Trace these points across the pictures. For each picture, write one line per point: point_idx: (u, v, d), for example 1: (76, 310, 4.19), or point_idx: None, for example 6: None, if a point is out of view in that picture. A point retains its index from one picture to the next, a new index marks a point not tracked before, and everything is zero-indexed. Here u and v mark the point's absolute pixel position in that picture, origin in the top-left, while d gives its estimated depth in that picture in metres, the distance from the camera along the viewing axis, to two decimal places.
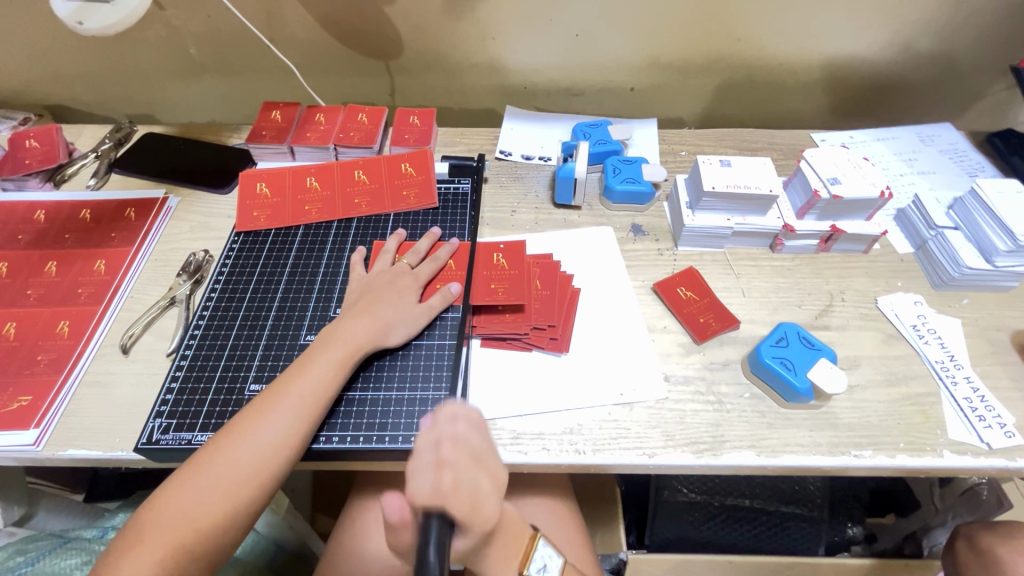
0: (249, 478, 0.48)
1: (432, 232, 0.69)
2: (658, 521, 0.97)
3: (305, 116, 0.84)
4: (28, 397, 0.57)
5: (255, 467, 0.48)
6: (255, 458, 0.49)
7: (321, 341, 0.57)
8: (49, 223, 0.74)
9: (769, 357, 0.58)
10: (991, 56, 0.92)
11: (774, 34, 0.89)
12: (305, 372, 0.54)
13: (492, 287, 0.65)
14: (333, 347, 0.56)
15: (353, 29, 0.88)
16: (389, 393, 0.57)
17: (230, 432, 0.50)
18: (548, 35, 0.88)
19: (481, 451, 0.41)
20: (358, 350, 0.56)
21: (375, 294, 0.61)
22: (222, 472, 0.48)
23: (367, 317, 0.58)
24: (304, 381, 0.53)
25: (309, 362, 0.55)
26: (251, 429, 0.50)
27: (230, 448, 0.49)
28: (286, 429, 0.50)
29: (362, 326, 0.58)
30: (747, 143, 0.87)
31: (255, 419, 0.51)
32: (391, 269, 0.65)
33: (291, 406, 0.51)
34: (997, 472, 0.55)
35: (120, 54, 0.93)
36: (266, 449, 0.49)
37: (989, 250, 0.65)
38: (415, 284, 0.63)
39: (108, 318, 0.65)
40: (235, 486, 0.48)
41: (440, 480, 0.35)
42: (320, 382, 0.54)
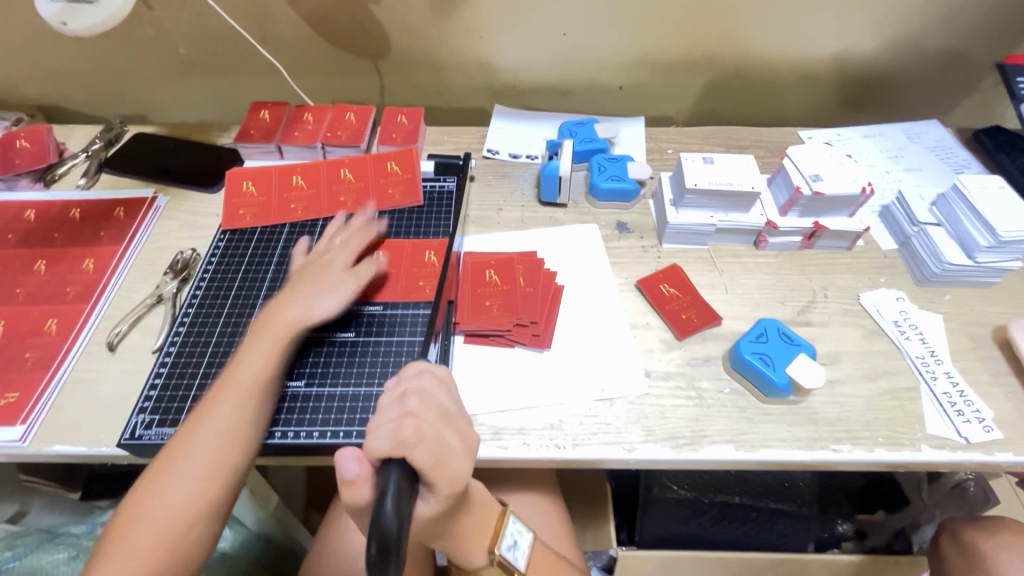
0: (212, 472, 0.49)
1: (361, 215, 0.70)
2: (648, 519, 0.98)
3: (293, 116, 0.84)
4: (16, 393, 0.58)
5: (215, 461, 0.49)
6: (211, 452, 0.49)
7: (251, 331, 0.57)
8: (39, 222, 0.74)
9: (749, 352, 0.59)
10: (977, 52, 0.93)
11: (760, 32, 0.89)
12: (241, 361, 0.55)
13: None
14: (262, 332, 0.57)
15: (341, 29, 0.89)
16: (354, 387, 0.58)
17: (204, 424, 0.51)
18: (535, 33, 0.89)
19: (451, 407, 0.38)
20: (287, 331, 0.57)
21: (301, 278, 0.62)
22: (185, 468, 0.48)
23: (293, 299, 0.59)
24: (243, 369, 0.54)
25: (243, 350, 0.55)
26: (203, 424, 0.51)
27: (188, 444, 0.50)
28: (234, 417, 0.51)
29: (286, 307, 0.58)
30: (733, 141, 0.88)
31: (206, 414, 0.51)
32: (319, 252, 0.65)
33: (236, 395, 0.52)
34: (976, 466, 0.55)
35: (110, 54, 0.94)
36: (222, 441, 0.50)
37: (971, 245, 0.65)
38: (342, 261, 0.64)
39: (96, 315, 0.66)
40: (201, 481, 0.48)
41: (400, 433, 0.33)
42: (257, 367, 0.54)
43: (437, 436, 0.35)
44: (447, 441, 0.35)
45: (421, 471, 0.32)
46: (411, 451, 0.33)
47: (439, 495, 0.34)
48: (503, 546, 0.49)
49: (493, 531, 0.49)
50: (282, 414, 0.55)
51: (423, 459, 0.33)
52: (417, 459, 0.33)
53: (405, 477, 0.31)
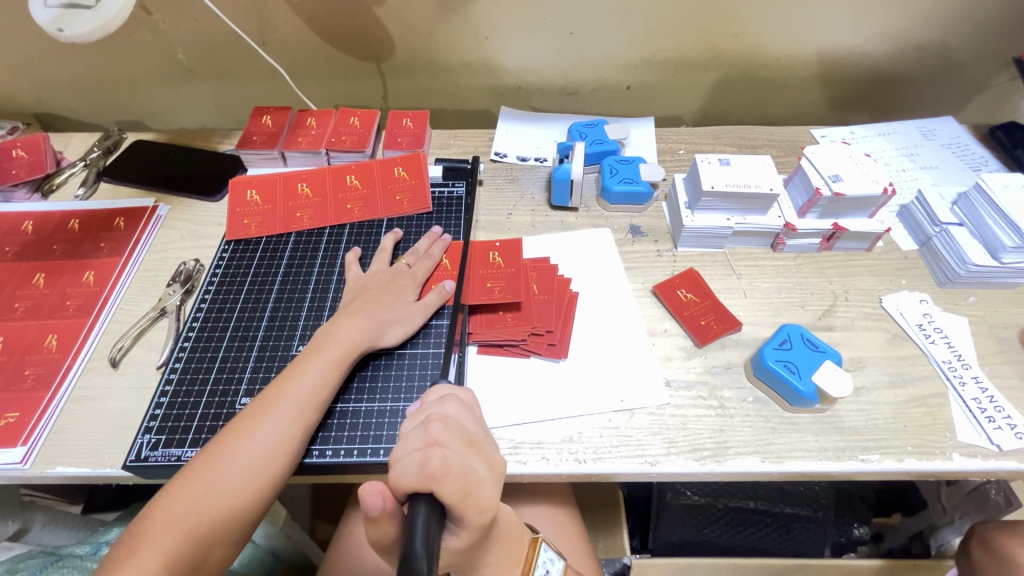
0: (246, 487, 0.47)
1: (431, 233, 0.68)
2: (662, 525, 0.96)
3: (296, 121, 0.82)
4: (15, 413, 0.56)
5: (251, 475, 0.47)
6: (252, 466, 0.47)
7: (315, 342, 0.55)
8: (37, 234, 0.72)
9: (772, 360, 0.57)
10: (992, 47, 0.91)
11: (772, 29, 0.88)
12: (300, 374, 0.53)
13: (488, 286, 0.63)
14: (324, 349, 0.54)
15: (344, 31, 0.87)
16: (384, 404, 0.56)
17: (225, 440, 0.49)
18: (542, 33, 0.87)
19: (477, 434, 0.36)
20: (352, 350, 0.55)
21: (370, 294, 0.60)
22: (218, 479, 0.46)
23: (361, 317, 0.57)
24: (299, 383, 0.52)
25: (301, 364, 0.53)
26: (247, 434, 0.49)
27: (227, 453, 0.48)
28: (281, 433, 0.49)
29: (356, 326, 0.56)
30: (745, 140, 0.86)
31: (251, 424, 0.49)
32: (389, 269, 0.64)
33: (287, 409, 0.50)
34: (1008, 475, 0.54)
35: (107, 60, 0.92)
36: (263, 456, 0.48)
37: (996, 246, 0.64)
38: (413, 283, 0.62)
39: (98, 330, 0.64)
40: (233, 495, 0.46)
41: (426, 464, 0.31)
42: (313, 384, 0.52)
43: (465, 466, 0.33)
44: (474, 469, 0.34)
45: (450, 504, 0.31)
46: (438, 483, 0.31)
47: (469, 527, 0.32)
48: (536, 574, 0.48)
49: (525, 559, 0.47)
50: (320, 433, 0.54)
51: (451, 491, 0.31)
52: (444, 492, 0.31)
53: (431, 510, 0.30)
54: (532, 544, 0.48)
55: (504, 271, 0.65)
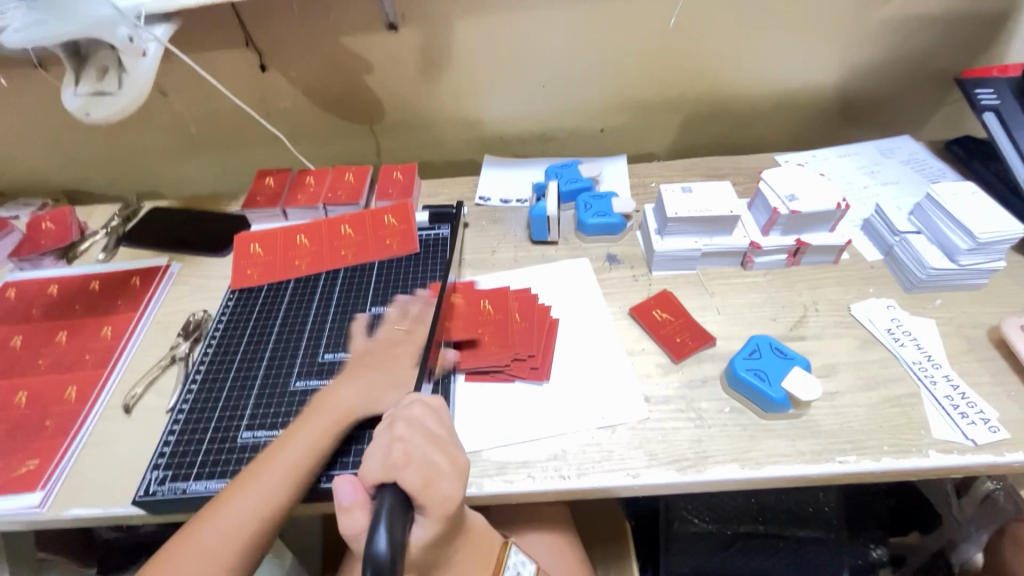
0: (230, 555, 0.48)
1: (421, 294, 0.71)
2: (671, 555, 0.94)
3: (296, 180, 0.90)
4: (35, 460, 0.60)
5: (233, 543, 0.49)
6: (236, 533, 0.49)
7: (314, 407, 0.58)
8: (61, 296, 0.79)
9: (743, 369, 0.59)
10: (937, 70, 0.98)
11: (728, 68, 0.95)
12: (289, 442, 0.55)
13: (477, 332, 0.67)
14: (320, 414, 0.57)
15: (338, 99, 0.97)
16: None
17: (221, 501, 0.51)
18: (517, 88, 0.96)
19: (442, 430, 0.40)
20: (349, 415, 0.57)
21: (371, 362, 0.62)
22: (202, 549, 0.48)
23: (359, 384, 0.60)
24: (286, 452, 0.54)
25: (291, 431, 0.56)
26: (231, 503, 0.50)
27: (212, 520, 0.49)
28: (266, 500, 0.51)
29: (352, 392, 0.59)
30: (713, 170, 0.92)
31: (236, 493, 0.51)
32: (394, 333, 0.66)
33: (274, 477, 0.52)
34: (988, 469, 0.54)
35: (128, 139, 1.02)
36: (244, 525, 0.50)
37: (952, 250, 0.67)
38: (417, 346, 0.64)
39: (114, 380, 0.68)
40: (218, 565, 0.48)
41: (389, 456, 0.35)
42: (302, 451, 0.54)
43: (427, 457, 0.37)
44: (437, 462, 0.37)
45: (412, 492, 0.34)
46: (400, 472, 0.35)
47: (433, 517, 0.36)
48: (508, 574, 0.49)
49: (495, 561, 0.49)
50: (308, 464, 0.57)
51: (413, 481, 0.34)
52: (407, 483, 0.34)
53: (395, 497, 0.33)
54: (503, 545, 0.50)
55: (493, 317, 0.69)
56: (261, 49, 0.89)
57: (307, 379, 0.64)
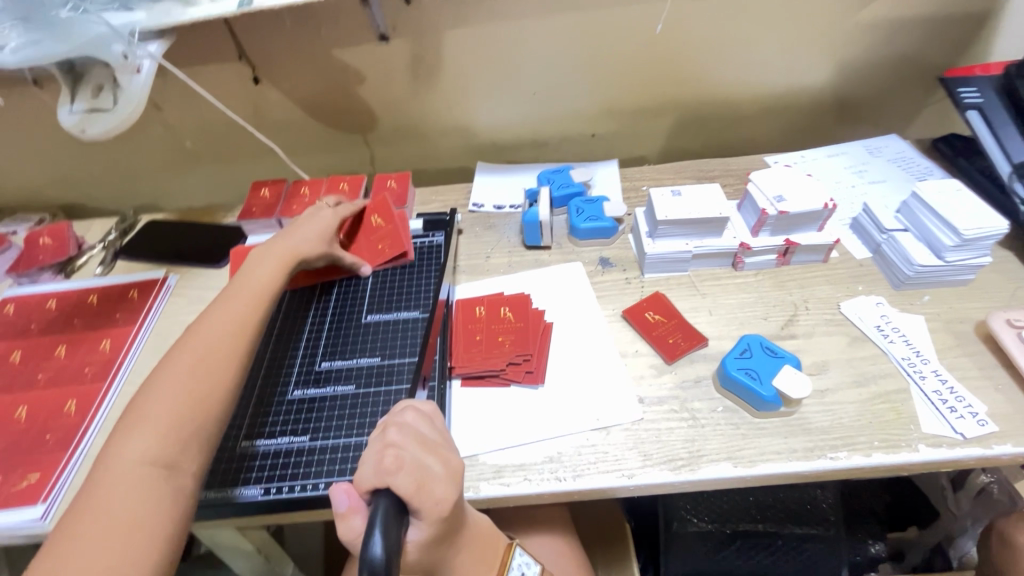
0: (217, 355, 0.55)
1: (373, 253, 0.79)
2: (671, 554, 0.94)
3: (291, 191, 0.91)
4: (36, 474, 0.61)
5: (220, 341, 0.56)
6: (217, 341, 0.56)
7: (261, 252, 0.68)
8: (59, 310, 0.79)
9: (734, 369, 0.60)
10: (922, 69, 0.99)
11: (716, 71, 0.96)
12: (247, 279, 0.64)
13: (499, 340, 0.68)
14: (267, 255, 0.67)
15: (332, 110, 0.98)
16: (337, 440, 0.59)
17: (161, 379, 0.52)
18: (508, 95, 0.97)
19: (436, 434, 0.41)
20: (292, 257, 0.68)
21: (297, 223, 0.73)
22: (190, 358, 0.54)
23: (295, 237, 0.70)
24: (246, 287, 0.63)
25: (246, 275, 0.65)
26: (206, 326, 0.58)
27: (192, 342, 0.56)
28: (239, 315, 0.59)
29: (292, 243, 0.69)
30: (703, 173, 0.93)
31: (210, 318, 0.59)
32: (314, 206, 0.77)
33: (241, 300, 0.61)
34: (977, 462, 0.55)
35: (124, 153, 1.03)
36: (227, 335, 0.57)
37: (938, 247, 0.68)
38: (329, 214, 0.75)
39: (113, 392, 0.69)
40: (208, 362, 0.54)
41: (382, 461, 0.36)
42: (260, 283, 0.64)
43: (419, 461, 0.37)
44: (430, 464, 0.37)
45: (406, 496, 0.34)
46: (393, 477, 0.35)
47: (429, 520, 0.36)
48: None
49: (500, 563, 0.49)
50: (290, 470, 0.57)
51: (406, 485, 0.35)
52: (399, 486, 0.35)
53: (391, 502, 0.33)
54: (509, 547, 0.50)
55: (514, 324, 0.69)
56: (254, 62, 0.91)
57: (305, 388, 0.65)
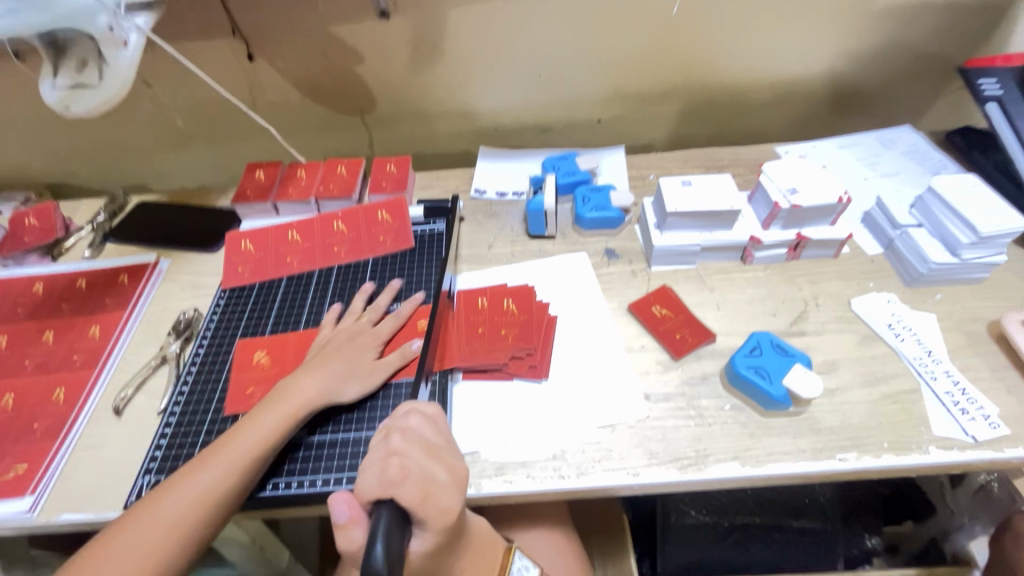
0: (174, 534, 0.48)
1: (412, 298, 0.69)
2: (668, 546, 0.94)
3: (287, 173, 0.88)
4: (24, 464, 0.59)
5: (187, 515, 0.49)
6: (181, 514, 0.49)
7: (271, 398, 0.57)
8: (47, 294, 0.77)
9: (744, 367, 0.59)
10: (940, 58, 0.96)
11: (727, 56, 0.93)
12: (246, 429, 0.54)
13: (502, 333, 0.66)
14: (274, 404, 0.56)
15: (329, 89, 0.94)
16: (349, 435, 0.58)
17: (167, 488, 0.50)
18: (512, 77, 0.93)
19: (441, 442, 0.40)
20: (304, 407, 0.57)
21: (329, 351, 0.62)
22: (150, 525, 0.48)
23: (318, 374, 0.59)
24: (236, 443, 0.53)
25: (247, 422, 0.55)
26: (184, 483, 0.50)
27: (159, 504, 0.49)
28: (219, 479, 0.51)
29: (312, 383, 0.58)
30: (712, 162, 0.90)
31: (190, 472, 0.51)
32: (355, 325, 0.66)
33: (224, 460, 0.52)
34: (988, 465, 0.54)
35: (112, 130, 0.99)
36: (198, 501, 0.50)
37: (954, 244, 0.66)
38: (374, 340, 0.64)
39: (103, 380, 0.67)
40: (161, 540, 0.47)
41: (385, 471, 0.34)
42: (252, 442, 0.53)
43: (424, 471, 0.35)
44: (436, 474, 0.36)
45: (411, 507, 0.33)
46: (397, 488, 0.34)
47: (434, 530, 0.35)
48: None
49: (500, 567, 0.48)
50: (286, 466, 0.56)
51: (410, 496, 0.34)
52: (403, 497, 0.33)
53: (393, 513, 0.32)
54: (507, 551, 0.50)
55: (518, 317, 0.67)
56: (248, 37, 0.87)
57: None
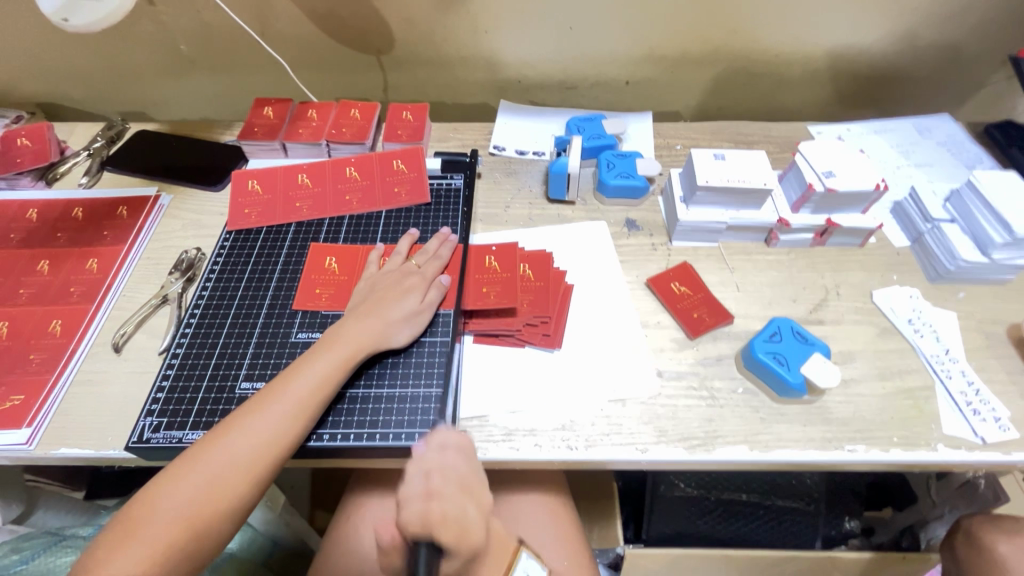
0: (247, 472, 0.47)
1: (440, 233, 0.68)
2: (655, 516, 0.93)
3: (297, 113, 0.84)
4: (21, 396, 0.57)
5: (257, 456, 0.48)
6: (249, 455, 0.48)
7: (326, 339, 0.56)
8: (41, 221, 0.73)
9: (762, 352, 0.58)
10: (990, 45, 0.91)
11: (771, 25, 0.88)
12: (304, 370, 0.53)
13: (522, 297, 0.64)
14: (330, 349, 0.55)
15: (344, 24, 0.88)
16: (381, 390, 0.57)
17: (226, 428, 0.49)
18: (542, 28, 0.88)
19: (470, 479, 0.45)
20: (360, 350, 0.56)
21: (378, 295, 0.60)
22: (218, 462, 0.47)
23: (370, 318, 0.58)
24: (297, 384, 0.52)
25: (303, 365, 0.54)
26: (247, 423, 0.49)
27: (225, 442, 0.48)
28: (286, 420, 0.50)
29: (366, 327, 0.57)
30: (742, 136, 0.87)
31: (254, 413, 0.50)
32: (400, 268, 0.64)
33: (288, 403, 0.51)
34: (992, 466, 0.55)
35: (110, 50, 0.93)
36: (262, 445, 0.49)
37: (985, 242, 0.64)
38: (422, 280, 0.62)
39: (100, 316, 0.65)
40: (230, 479, 0.47)
41: (428, 513, 0.40)
42: (313, 384, 0.52)
43: (459, 511, 0.41)
44: (468, 512, 0.42)
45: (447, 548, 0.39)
46: (437, 530, 0.39)
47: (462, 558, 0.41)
48: None
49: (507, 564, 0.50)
50: (330, 417, 0.55)
51: (448, 538, 0.39)
52: (442, 539, 0.39)
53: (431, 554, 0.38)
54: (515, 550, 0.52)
55: (535, 283, 0.65)
56: None
57: (311, 331, 0.61)
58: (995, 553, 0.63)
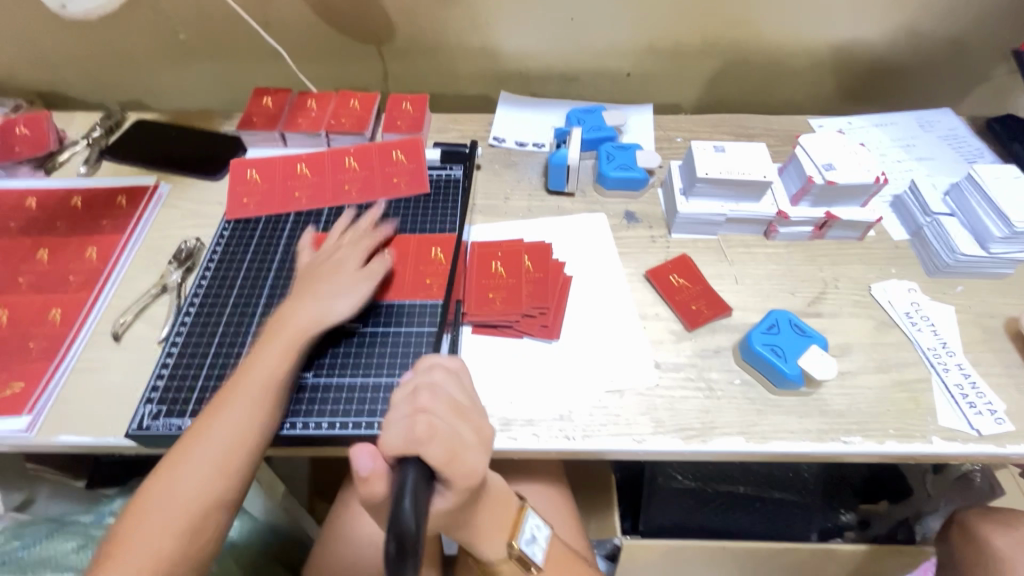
0: (225, 467, 0.48)
1: (370, 214, 0.69)
2: (652, 508, 0.94)
3: (297, 103, 0.83)
4: (20, 383, 0.57)
5: (232, 450, 0.48)
6: (222, 452, 0.48)
7: (268, 331, 0.56)
8: (40, 210, 0.73)
9: (760, 344, 0.58)
10: (993, 40, 0.91)
11: (773, 18, 0.87)
12: (255, 361, 0.53)
13: (522, 290, 0.64)
14: (276, 335, 0.55)
15: (344, 14, 0.88)
16: (377, 378, 0.57)
17: (194, 430, 0.49)
18: (542, 19, 0.87)
19: (463, 402, 0.40)
20: (303, 332, 0.56)
21: (313, 277, 0.61)
22: (193, 464, 0.47)
23: (309, 300, 0.58)
24: (255, 372, 0.52)
25: (254, 354, 0.54)
26: (213, 421, 0.49)
27: (196, 444, 0.48)
28: (251, 411, 0.50)
29: (303, 307, 0.57)
30: (743, 129, 0.86)
31: (218, 411, 0.50)
32: (331, 251, 0.64)
33: (248, 395, 0.51)
34: (987, 458, 0.55)
35: (109, 39, 0.93)
36: (234, 439, 0.49)
37: (985, 236, 0.64)
38: (353, 259, 0.63)
39: (100, 305, 0.65)
40: (210, 477, 0.47)
41: (413, 429, 0.35)
42: (268, 373, 0.52)
43: (451, 433, 0.36)
44: (460, 435, 0.37)
45: (437, 466, 0.34)
46: (425, 446, 0.34)
47: (457, 489, 0.36)
48: (522, 539, 0.50)
49: (512, 525, 0.50)
50: (311, 406, 0.55)
51: (437, 455, 0.34)
52: (430, 456, 0.34)
53: (419, 472, 0.33)
54: (520, 510, 0.51)
55: (534, 274, 0.66)
56: None
57: None
58: (991, 546, 0.63)
